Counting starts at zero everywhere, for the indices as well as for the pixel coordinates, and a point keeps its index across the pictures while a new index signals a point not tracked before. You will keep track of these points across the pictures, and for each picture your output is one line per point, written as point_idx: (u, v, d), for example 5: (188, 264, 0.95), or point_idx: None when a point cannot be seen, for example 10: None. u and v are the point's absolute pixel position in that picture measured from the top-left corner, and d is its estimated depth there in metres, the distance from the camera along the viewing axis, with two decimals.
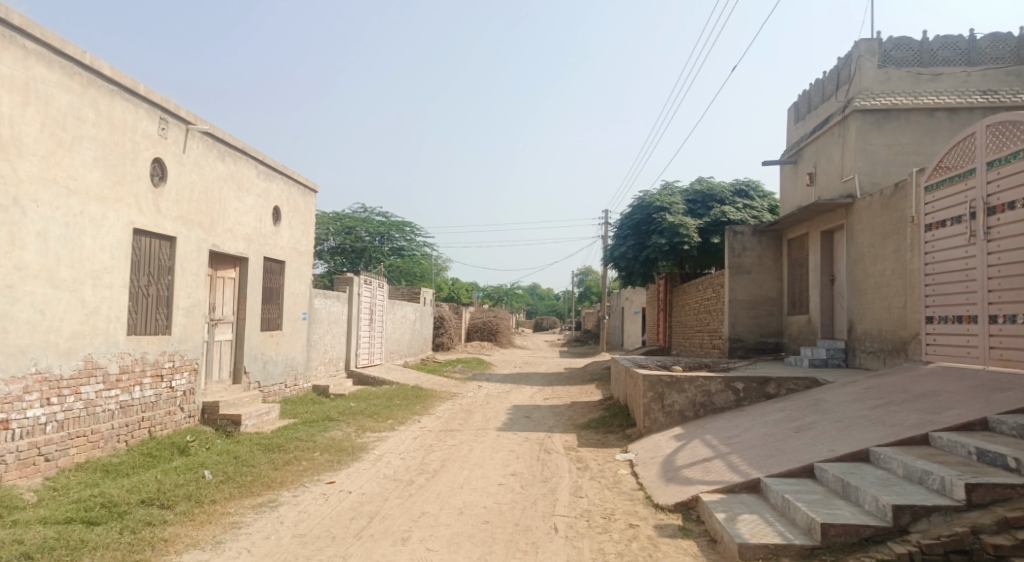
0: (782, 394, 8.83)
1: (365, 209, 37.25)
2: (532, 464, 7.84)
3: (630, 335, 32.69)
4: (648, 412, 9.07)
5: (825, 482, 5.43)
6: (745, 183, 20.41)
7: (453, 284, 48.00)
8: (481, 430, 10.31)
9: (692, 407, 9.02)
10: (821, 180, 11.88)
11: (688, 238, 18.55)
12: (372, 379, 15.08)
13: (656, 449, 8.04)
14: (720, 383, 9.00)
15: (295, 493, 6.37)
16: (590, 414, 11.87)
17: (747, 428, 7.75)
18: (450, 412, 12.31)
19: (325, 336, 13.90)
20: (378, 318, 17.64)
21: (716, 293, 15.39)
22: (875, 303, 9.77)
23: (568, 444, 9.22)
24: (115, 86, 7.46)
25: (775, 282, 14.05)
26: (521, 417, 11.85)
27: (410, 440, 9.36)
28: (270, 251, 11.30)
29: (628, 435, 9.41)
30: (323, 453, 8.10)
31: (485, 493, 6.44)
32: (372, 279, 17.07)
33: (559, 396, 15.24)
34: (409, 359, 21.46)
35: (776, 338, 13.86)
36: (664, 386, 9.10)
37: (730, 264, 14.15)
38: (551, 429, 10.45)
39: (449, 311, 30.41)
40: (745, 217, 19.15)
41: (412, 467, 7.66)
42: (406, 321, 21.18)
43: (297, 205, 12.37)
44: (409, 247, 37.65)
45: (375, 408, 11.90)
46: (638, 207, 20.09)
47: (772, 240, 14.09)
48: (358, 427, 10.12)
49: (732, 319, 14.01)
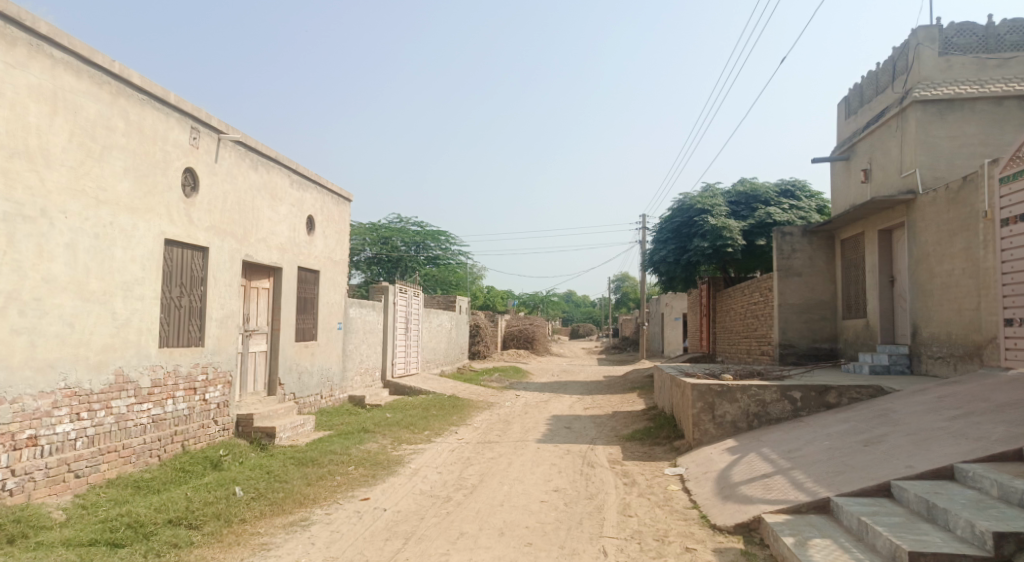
0: (844, 404, 8.25)
1: (400, 218, 37.29)
2: (576, 479, 7.40)
3: (670, 342, 31.98)
4: (698, 423, 8.57)
5: (906, 503, 4.89)
6: (790, 182, 19.68)
7: (489, 292, 47.77)
8: (521, 441, 9.91)
9: (746, 418, 8.49)
10: (877, 176, 11.26)
11: (732, 240, 17.90)
12: (408, 388, 14.84)
13: (709, 464, 7.53)
14: (776, 392, 8.46)
15: (328, 511, 6.06)
16: (634, 424, 11.37)
17: (807, 441, 7.21)
18: (488, 423, 11.93)
19: (360, 346, 13.70)
20: (414, 326, 17.41)
21: (764, 297, 14.78)
22: (943, 304, 9.17)
23: (613, 457, 8.75)
24: (145, 95, 7.34)
25: (827, 285, 13.37)
26: (562, 428, 11.41)
27: (448, 454, 9.01)
28: (305, 260, 11.13)
29: (676, 448, 8.91)
30: (358, 467, 7.80)
31: (527, 512, 6.04)
32: (408, 287, 16.86)
33: (600, 406, 14.75)
34: (446, 368, 21.19)
35: (830, 344, 13.19)
36: (714, 396, 8.59)
37: (778, 267, 13.53)
38: (594, 441, 10.00)
39: (485, 320, 30.11)
40: (793, 218, 18.42)
41: (450, 482, 7.31)
42: (442, 330, 20.92)
43: (331, 214, 12.21)
44: (444, 256, 37.52)
45: (411, 419, 11.61)
46: (678, 210, 19.52)
47: (823, 240, 13.44)
48: (394, 440, 9.84)
49: (782, 324, 13.38)
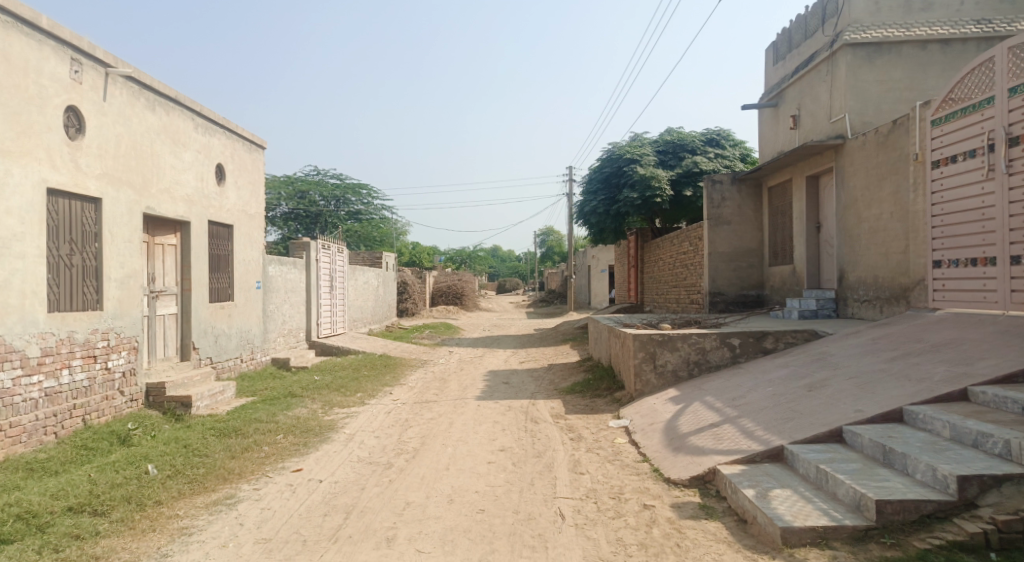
0: (781, 349, 8.31)
1: (318, 171, 35.60)
2: (521, 437, 7.14)
3: (597, 294, 32.39)
4: (639, 374, 8.46)
5: (860, 448, 4.84)
6: (716, 131, 19.81)
7: (413, 249, 46.77)
8: (458, 400, 9.57)
9: (686, 367, 8.44)
10: (806, 123, 11.30)
11: (661, 191, 17.96)
12: (336, 348, 14.20)
13: (653, 414, 7.43)
14: (715, 339, 8.43)
15: (256, 487, 5.52)
16: (572, 377, 11.24)
17: (749, 387, 7.20)
18: (423, 382, 11.51)
19: (282, 306, 12.89)
20: (339, 284, 16.64)
21: (693, 246, 14.86)
22: (870, 249, 9.31)
23: (555, 411, 8.55)
24: (10, 17, 6.26)
25: (755, 233, 13.54)
26: (499, 383, 11.14)
27: (383, 416, 8.55)
28: (216, 214, 10.19)
29: (617, 399, 8.80)
30: (287, 435, 7.23)
31: (474, 476, 5.71)
32: (331, 243, 16.00)
33: (535, 359, 14.60)
34: (374, 327, 20.53)
35: (757, 291, 13.44)
36: (655, 345, 8.48)
37: (709, 215, 13.57)
38: (533, 396, 9.78)
39: (412, 276, 29.42)
40: (719, 166, 18.58)
41: (388, 446, 6.88)
42: (369, 287, 20.16)
43: (243, 162, 11.20)
44: (366, 211, 36.27)
45: (341, 381, 11.04)
46: (607, 160, 19.36)
47: (752, 189, 13.54)
48: (324, 403, 9.29)
49: (712, 273, 13.51)
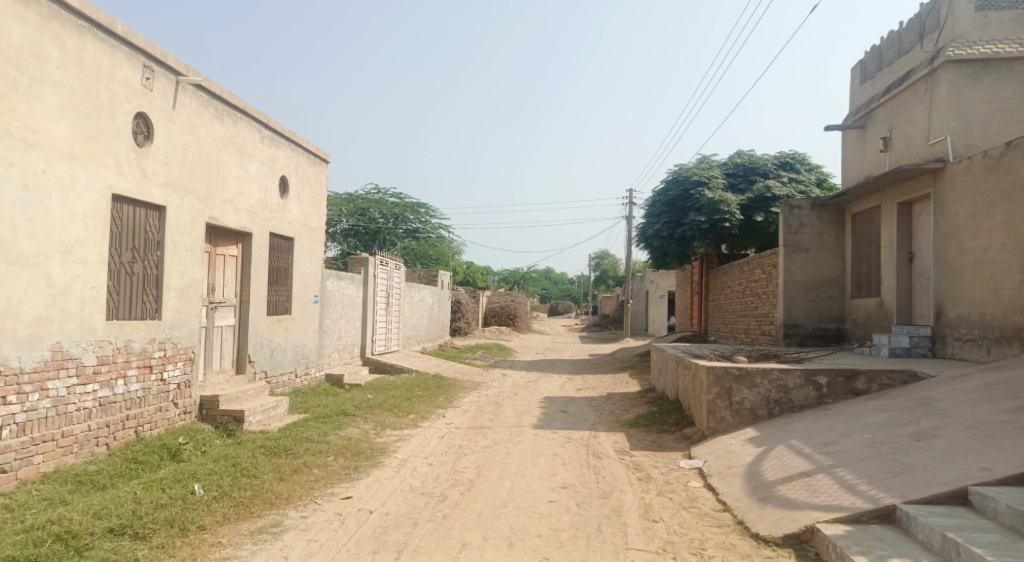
0: (875, 390, 7.55)
1: (378, 189, 36.02)
2: (585, 474, 6.60)
3: (655, 321, 31.47)
4: (713, 411, 7.82)
5: (994, 515, 4.14)
6: (789, 155, 18.93)
7: (468, 268, 46.74)
8: (515, 427, 9.08)
9: (765, 405, 7.76)
10: (899, 146, 10.54)
11: (730, 215, 17.29)
12: (389, 366, 13.95)
13: (731, 456, 6.78)
14: (799, 376, 7.73)
15: (303, 515, 5.16)
16: (635, 408, 10.62)
17: (842, 432, 6.49)
18: (478, 406, 11.09)
19: (338, 321, 12.72)
20: (395, 301, 16.45)
21: (766, 274, 14.06)
22: (976, 282, 8.52)
23: (619, 446, 7.98)
24: (85, 23, 6.23)
25: (835, 262, 12.68)
26: (557, 411, 10.62)
27: (437, 441, 8.14)
28: (278, 227, 10.09)
29: (687, 437, 8.17)
30: (337, 458, 6.88)
31: (536, 517, 5.21)
32: (389, 259, 15.85)
33: (593, 386, 13.99)
34: (428, 345, 20.28)
35: (837, 324, 12.55)
36: (731, 380, 7.83)
37: (785, 242, 12.79)
38: (595, 427, 9.22)
39: (467, 296, 29.23)
40: (792, 191, 17.71)
41: (442, 476, 6.45)
42: (424, 305, 19.96)
43: (307, 176, 11.13)
44: (423, 229, 36.41)
45: (394, 400, 10.72)
46: (673, 182, 18.71)
47: (833, 215, 12.72)
48: (377, 424, 8.95)
49: (787, 303, 12.70)
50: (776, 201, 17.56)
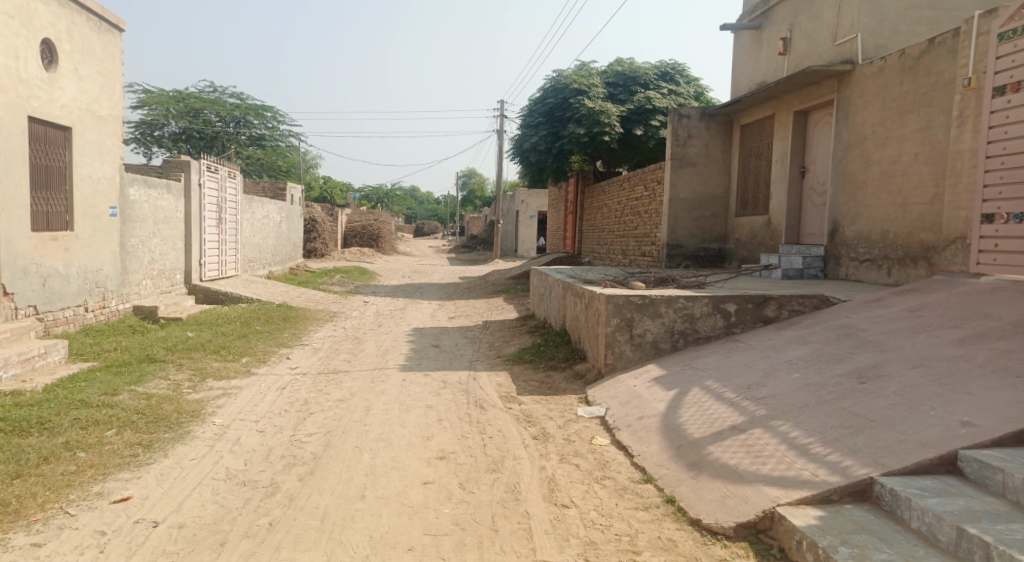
0: (785, 318, 6.71)
1: (215, 88, 31.52)
2: (465, 436, 5.22)
3: (524, 242, 30.66)
4: (611, 346, 6.69)
5: (1001, 492, 3.21)
6: (670, 65, 17.96)
7: (325, 184, 43.16)
8: (377, 370, 7.50)
9: (669, 337, 6.73)
10: (799, 48, 9.70)
11: (609, 128, 16.20)
12: (223, 296, 11.70)
13: (637, 402, 5.67)
14: (707, 304, 6.73)
15: (38, 541, 3.33)
16: (515, 340, 9.39)
17: (763, 369, 5.53)
18: (331, 342, 9.34)
19: (149, 241, 10.24)
20: (232, 218, 13.92)
21: (649, 191, 13.15)
22: (880, 197, 7.89)
23: (503, 391, 6.68)
24: None
25: (722, 178, 11.93)
26: (428, 347, 9.15)
27: (275, 395, 6.39)
28: (42, 109, 7.53)
29: (580, 376, 7.03)
30: (123, 431, 4.98)
31: (404, 512, 3.77)
32: (221, 166, 13.22)
33: (466, 314, 12.65)
34: (276, 269, 17.87)
35: (719, 245, 11.95)
36: (633, 310, 6.70)
37: (672, 155, 11.84)
38: (472, 366, 7.87)
39: (323, 214, 26.57)
40: (672, 104, 16.87)
41: (275, 451, 4.80)
42: (269, 223, 17.39)
43: (88, 43, 8.42)
44: (270, 136, 32.58)
45: (223, 339, 8.72)
46: (551, 90, 17.22)
47: (721, 126, 11.86)
48: (195, 373, 7.03)
49: (672, 222, 11.87)
50: (656, 114, 16.66)
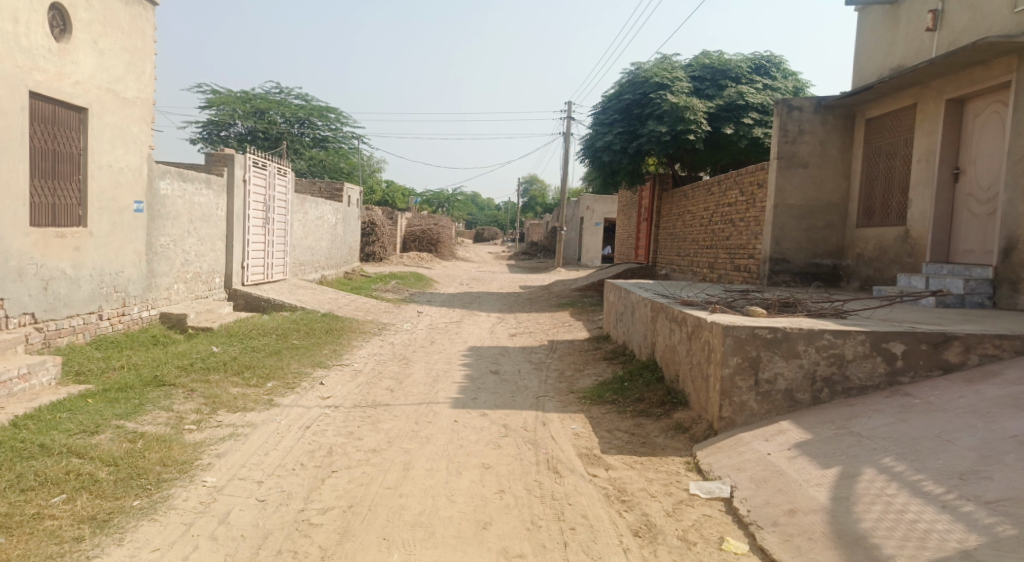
0: (973, 366, 4.91)
1: (280, 89, 31.25)
2: (537, 527, 3.72)
3: (589, 250, 28.98)
4: (730, 394, 5.04)
5: None
6: (765, 57, 16.03)
7: (387, 187, 42.61)
8: (424, 406, 6.08)
9: (808, 386, 5.05)
10: (955, 20, 7.82)
11: (696, 125, 14.46)
12: (264, 303, 10.60)
13: (779, 483, 4.03)
14: (862, 343, 5.00)
15: None
16: (590, 370, 7.83)
17: (971, 446, 3.79)
18: (375, 363, 7.99)
19: (182, 240, 9.20)
20: (279, 217, 12.87)
21: (747, 196, 11.36)
22: None
23: (583, 446, 5.15)
24: None
25: (839, 182, 10.05)
26: (486, 373, 7.68)
27: (293, 440, 5.02)
28: (48, 84, 6.48)
29: (683, 429, 5.42)
30: (76, 497, 3.68)
31: None
32: (269, 161, 12.17)
33: (530, 331, 11.16)
34: (328, 274, 16.82)
35: (833, 261, 10.06)
36: (760, 347, 5.05)
37: (780, 153, 10.04)
38: (540, 405, 6.35)
39: (382, 217, 25.61)
40: (766, 100, 15.00)
41: (270, 542, 3.40)
42: (323, 224, 16.32)
43: (113, 13, 7.40)
44: (332, 137, 32.05)
45: (252, 355, 7.51)
46: (629, 84, 15.58)
47: (841, 119, 9.99)
48: (206, 402, 5.76)
49: (776, 232, 10.06)
50: (749, 111, 14.83)
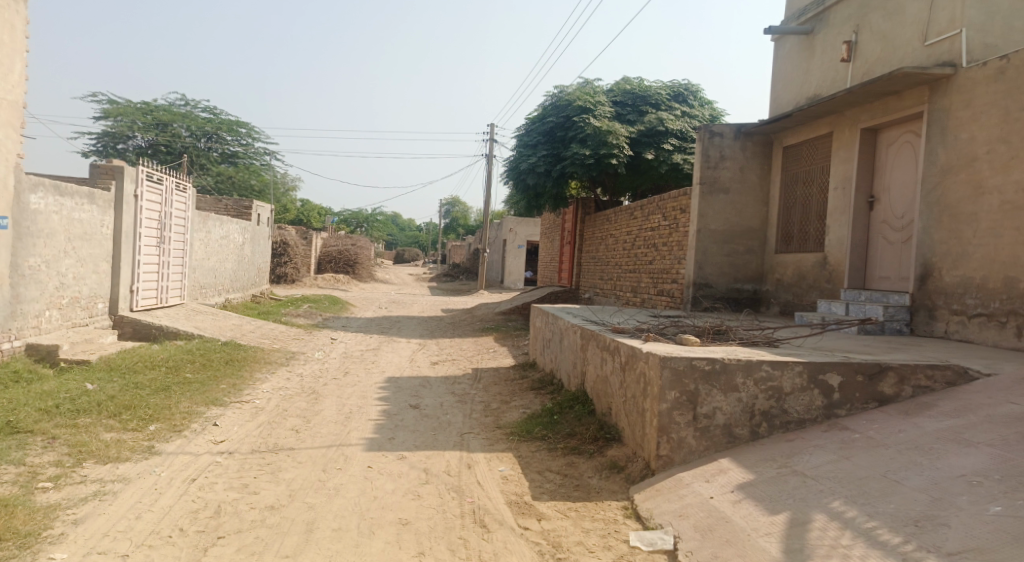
0: (907, 398, 4.79)
1: (186, 101, 29.58)
2: None
3: (512, 273, 28.74)
4: (667, 431, 4.72)
5: None
6: (683, 85, 16.35)
7: (302, 206, 41.11)
8: (333, 450, 5.44)
9: (747, 420, 4.79)
10: (869, 52, 8.02)
11: (618, 150, 14.48)
12: (155, 331, 9.58)
13: (725, 533, 3.68)
14: (800, 376, 4.79)
15: None
16: (517, 402, 7.38)
17: (921, 486, 3.56)
18: (280, 398, 7.24)
19: (57, 260, 8.15)
20: (177, 236, 11.81)
21: (670, 221, 11.34)
22: (1000, 233, 6.05)
23: (512, 493, 4.67)
24: None
25: (759, 208, 10.14)
26: (404, 408, 7.08)
27: (173, 498, 4.28)
28: None
29: (617, 468, 5.05)
30: None
31: None
32: (166, 175, 11.16)
33: (452, 358, 10.63)
34: (234, 297, 15.68)
35: (754, 286, 10.11)
36: (698, 380, 4.76)
37: (702, 178, 10.04)
38: (464, 444, 5.83)
39: (296, 237, 24.46)
40: (685, 127, 15.25)
41: None
42: (228, 244, 15.22)
43: None
44: (243, 153, 30.57)
45: (135, 392, 6.62)
46: (553, 107, 15.50)
47: (760, 146, 10.13)
48: (70, 453, 4.90)
49: (700, 257, 10.02)
50: (668, 137, 15.02)
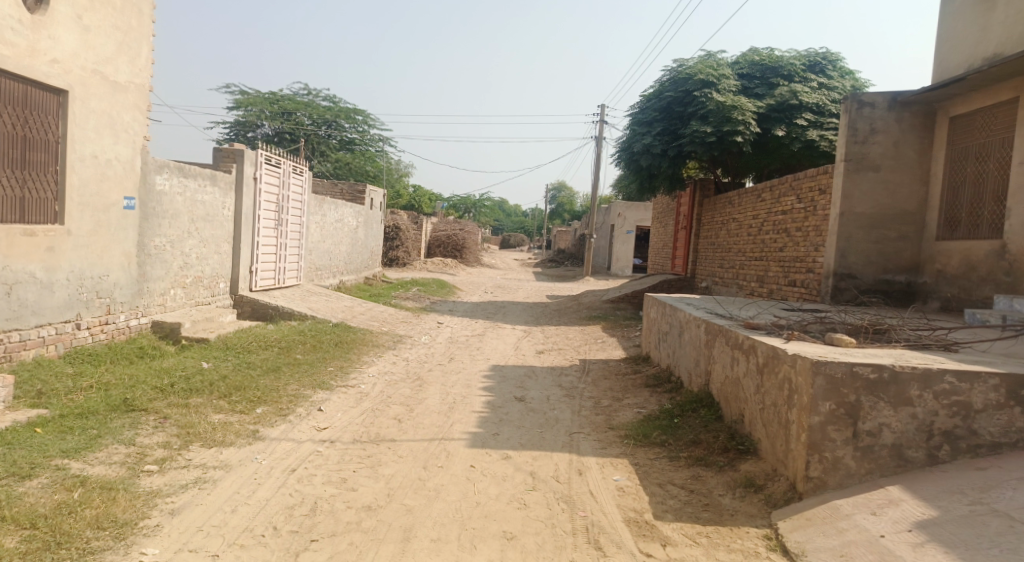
0: None
1: (308, 90, 30.80)
2: None
3: (619, 259, 27.75)
4: (820, 449, 3.98)
5: None
6: (819, 54, 14.83)
7: (414, 192, 41.99)
8: (436, 445, 5.09)
9: (922, 442, 3.95)
10: None
11: (743, 126, 13.33)
12: (271, 311, 9.75)
13: None
14: (995, 390, 3.89)
15: None
16: (631, 400, 6.78)
17: None
18: (385, 384, 7.03)
19: (181, 241, 8.40)
20: (293, 219, 12.03)
21: (805, 204, 10.21)
22: None
23: (632, 510, 4.11)
24: None
25: (915, 188, 8.86)
26: (510, 400, 6.66)
27: (272, 490, 4.07)
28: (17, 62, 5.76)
29: (755, 486, 4.36)
30: None
31: None
32: (284, 158, 11.36)
33: (560, 348, 10.12)
34: (347, 279, 15.98)
35: (907, 277, 8.87)
36: (861, 390, 3.97)
37: (847, 154, 8.88)
38: (575, 446, 5.31)
39: (407, 221, 24.83)
40: (821, 100, 13.81)
41: None
42: (342, 227, 15.48)
43: None
44: (359, 139, 31.47)
45: (246, 372, 6.61)
46: (671, 81, 14.51)
47: (919, 117, 8.83)
48: (178, 435, 4.83)
49: (842, 243, 8.90)
50: (801, 111, 13.66)
